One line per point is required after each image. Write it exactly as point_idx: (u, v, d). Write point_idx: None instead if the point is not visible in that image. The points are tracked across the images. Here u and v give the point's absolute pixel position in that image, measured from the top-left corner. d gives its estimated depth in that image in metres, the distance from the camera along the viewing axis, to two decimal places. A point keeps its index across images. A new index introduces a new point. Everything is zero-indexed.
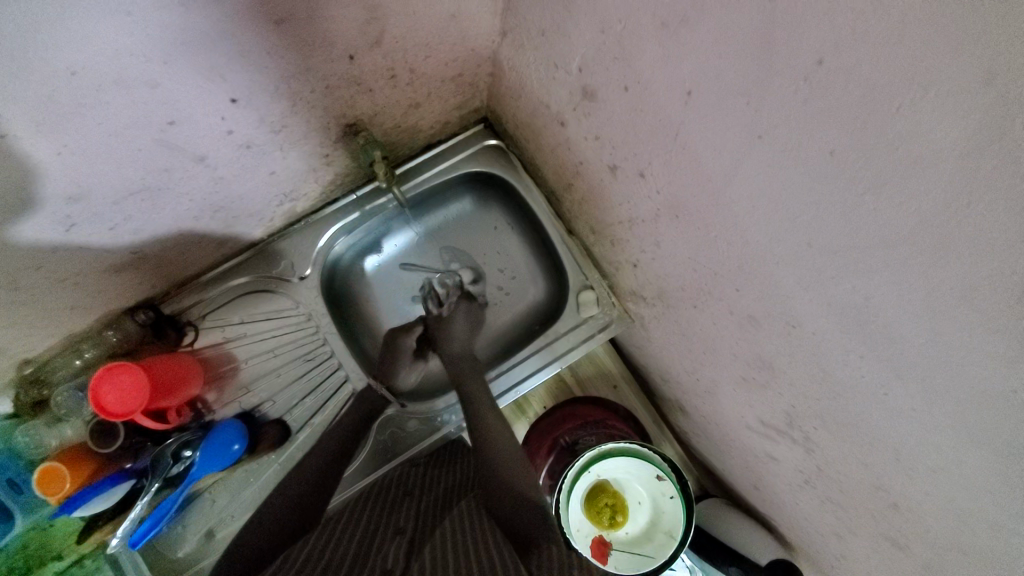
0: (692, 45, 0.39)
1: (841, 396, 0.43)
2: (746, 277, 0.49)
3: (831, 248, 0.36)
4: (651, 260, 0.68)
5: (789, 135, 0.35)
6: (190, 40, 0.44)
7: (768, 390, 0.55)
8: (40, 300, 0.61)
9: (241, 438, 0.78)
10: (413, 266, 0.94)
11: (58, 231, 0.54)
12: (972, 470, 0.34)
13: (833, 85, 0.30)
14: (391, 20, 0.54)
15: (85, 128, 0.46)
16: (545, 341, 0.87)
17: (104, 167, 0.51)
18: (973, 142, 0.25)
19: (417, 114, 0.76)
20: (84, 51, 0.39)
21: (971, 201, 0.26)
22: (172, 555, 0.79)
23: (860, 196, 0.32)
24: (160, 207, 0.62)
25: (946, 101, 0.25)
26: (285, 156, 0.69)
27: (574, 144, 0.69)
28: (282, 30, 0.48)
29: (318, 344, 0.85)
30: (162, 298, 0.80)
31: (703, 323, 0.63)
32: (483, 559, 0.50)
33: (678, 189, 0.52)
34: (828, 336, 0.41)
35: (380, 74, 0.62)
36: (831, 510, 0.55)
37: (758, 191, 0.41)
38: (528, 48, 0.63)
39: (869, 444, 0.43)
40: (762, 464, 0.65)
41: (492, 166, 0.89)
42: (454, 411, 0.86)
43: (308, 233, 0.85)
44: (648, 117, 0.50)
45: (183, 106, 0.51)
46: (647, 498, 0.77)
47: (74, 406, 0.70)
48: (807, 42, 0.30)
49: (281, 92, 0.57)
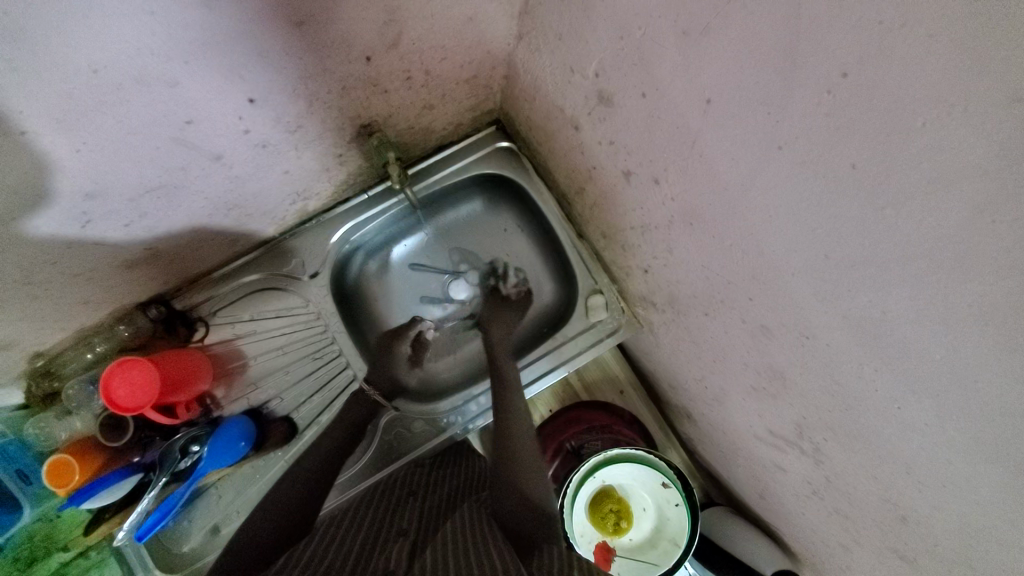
0: (713, 54, 0.39)
1: (854, 410, 0.43)
2: (759, 286, 0.49)
3: (849, 260, 0.36)
4: (662, 266, 0.68)
5: (809, 146, 0.35)
6: (210, 41, 0.44)
7: (778, 400, 0.55)
8: (54, 294, 0.61)
9: (247, 435, 0.78)
10: (419, 266, 0.94)
11: (74, 226, 0.55)
12: (985, 488, 0.33)
13: (857, 97, 0.30)
14: (409, 22, 0.54)
15: (102, 126, 0.46)
16: (554, 345, 0.86)
17: (121, 164, 0.52)
18: (999, 160, 0.24)
19: (431, 115, 0.76)
20: (104, 50, 0.39)
21: (993, 219, 0.26)
22: (177, 549, 0.79)
23: (880, 209, 0.32)
24: (176, 204, 0.62)
25: (973, 118, 0.25)
26: (299, 156, 0.69)
27: (588, 149, 0.69)
28: (301, 32, 0.49)
29: (326, 342, 0.85)
30: (173, 293, 0.81)
31: (713, 330, 0.62)
32: (486, 561, 0.50)
33: (693, 196, 0.52)
34: (843, 349, 0.41)
35: (396, 76, 0.63)
36: (837, 522, 0.54)
37: (775, 200, 0.41)
38: (544, 52, 0.63)
39: (880, 459, 0.43)
40: (769, 473, 0.65)
41: (504, 168, 0.89)
42: (460, 412, 0.86)
43: (319, 231, 0.86)
44: (665, 124, 0.50)
45: (200, 105, 0.51)
46: (652, 505, 0.76)
47: (85, 400, 0.71)
48: (832, 54, 0.30)
49: (298, 92, 0.57)
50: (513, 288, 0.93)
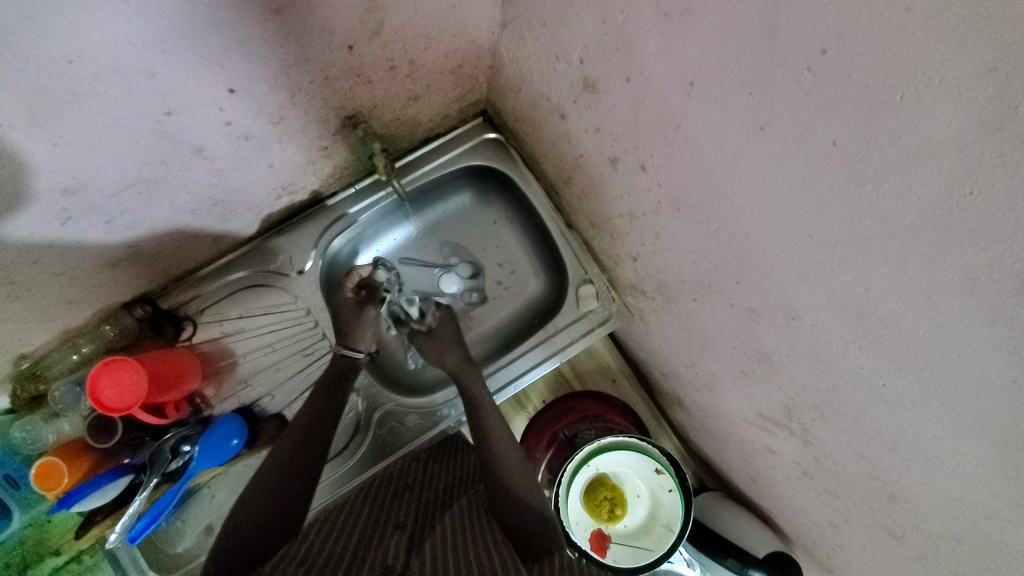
0: (693, 36, 0.39)
1: (840, 388, 0.43)
2: (745, 269, 0.49)
3: (834, 239, 0.36)
4: (650, 253, 0.68)
5: (790, 126, 0.35)
6: (187, 28, 0.43)
7: (767, 382, 0.55)
8: (38, 293, 0.60)
9: (240, 432, 0.77)
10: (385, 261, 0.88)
11: (53, 224, 0.54)
12: (969, 459, 0.34)
13: (834, 75, 0.30)
14: (390, 10, 0.54)
15: (80, 119, 0.45)
16: (545, 335, 0.86)
17: (98, 160, 0.51)
18: (975, 131, 0.25)
19: (416, 107, 0.75)
20: (79, 39, 0.38)
21: (972, 190, 0.26)
22: (171, 550, 0.79)
23: (863, 186, 0.32)
24: (158, 199, 0.61)
25: (950, 90, 0.25)
26: (283, 148, 0.68)
27: (574, 137, 0.69)
28: (280, 19, 0.48)
29: (315, 338, 0.85)
30: (159, 293, 0.80)
31: (702, 316, 0.63)
32: (483, 556, 0.50)
33: (678, 181, 0.53)
34: (829, 328, 0.41)
35: (379, 66, 0.62)
36: (828, 502, 0.55)
37: (759, 182, 0.41)
38: (528, 40, 0.63)
39: (865, 436, 0.44)
40: (760, 457, 0.66)
41: (491, 159, 0.88)
42: (453, 405, 0.85)
43: (305, 227, 0.85)
44: (649, 108, 0.50)
45: (179, 97, 0.50)
46: (646, 491, 0.77)
47: (71, 402, 0.70)
48: (811, 30, 0.30)
49: (280, 83, 0.57)
50: (428, 316, 0.86)
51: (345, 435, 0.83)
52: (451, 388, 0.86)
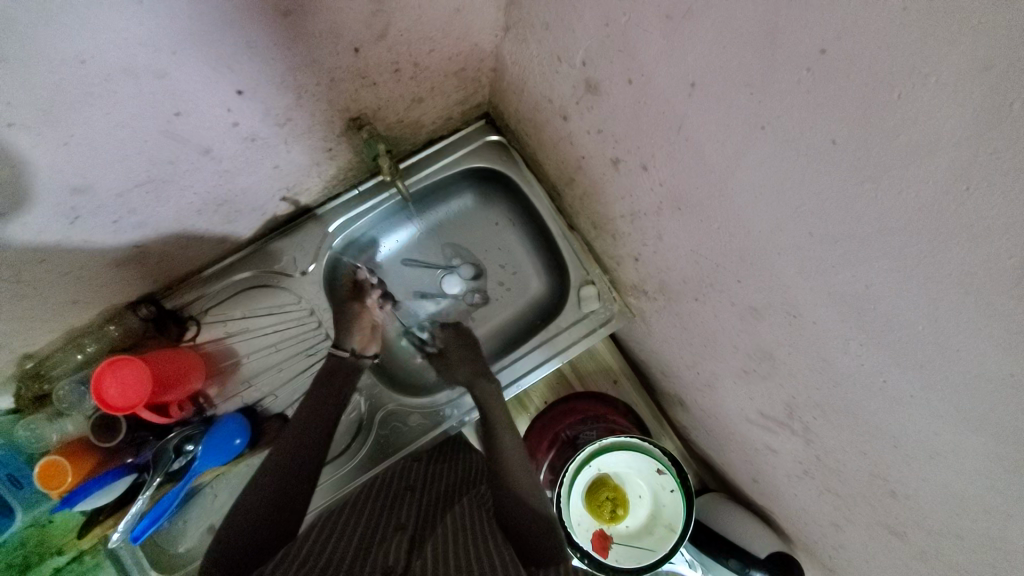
0: (695, 37, 0.40)
1: (841, 385, 0.44)
2: (745, 268, 0.50)
3: (832, 236, 0.37)
4: (652, 254, 0.69)
5: (790, 126, 0.36)
6: (198, 30, 0.44)
7: (768, 381, 0.56)
8: (45, 293, 0.61)
9: (242, 432, 0.78)
10: (380, 271, 0.93)
11: (61, 224, 0.54)
12: (968, 453, 0.34)
13: (834, 74, 0.31)
14: (396, 13, 0.55)
15: (90, 119, 0.46)
16: (547, 336, 0.86)
17: (107, 160, 0.51)
18: (972, 127, 0.25)
19: (420, 109, 0.76)
20: (93, 40, 0.39)
21: (968, 186, 0.27)
22: (173, 550, 0.79)
23: (860, 184, 0.33)
24: (164, 199, 0.62)
25: (945, 89, 0.26)
26: (288, 149, 0.69)
27: (576, 138, 0.70)
28: (288, 22, 0.49)
29: (319, 339, 0.86)
30: (163, 294, 0.80)
31: (703, 316, 0.63)
32: (485, 557, 0.51)
33: (680, 181, 0.53)
34: (828, 325, 0.42)
35: (384, 68, 0.63)
36: (829, 501, 0.55)
37: (759, 181, 0.42)
38: (532, 43, 0.64)
39: (866, 434, 0.44)
40: (761, 456, 0.66)
41: (494, 161, 0.89)
42: (457, 406, 0.85)
43: (309, 228, 0.85)
44: (651, 109, 0.51)
45: (189, 97, 0.51)
46: (647, 491, 0.77)
47: (76, 401, 0.71)
48: (811, 32, 0.31)
49: (287, 85, 0.57)
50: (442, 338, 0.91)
51: (347, 434, 0.83)
52: (458, 388, 0.86)
